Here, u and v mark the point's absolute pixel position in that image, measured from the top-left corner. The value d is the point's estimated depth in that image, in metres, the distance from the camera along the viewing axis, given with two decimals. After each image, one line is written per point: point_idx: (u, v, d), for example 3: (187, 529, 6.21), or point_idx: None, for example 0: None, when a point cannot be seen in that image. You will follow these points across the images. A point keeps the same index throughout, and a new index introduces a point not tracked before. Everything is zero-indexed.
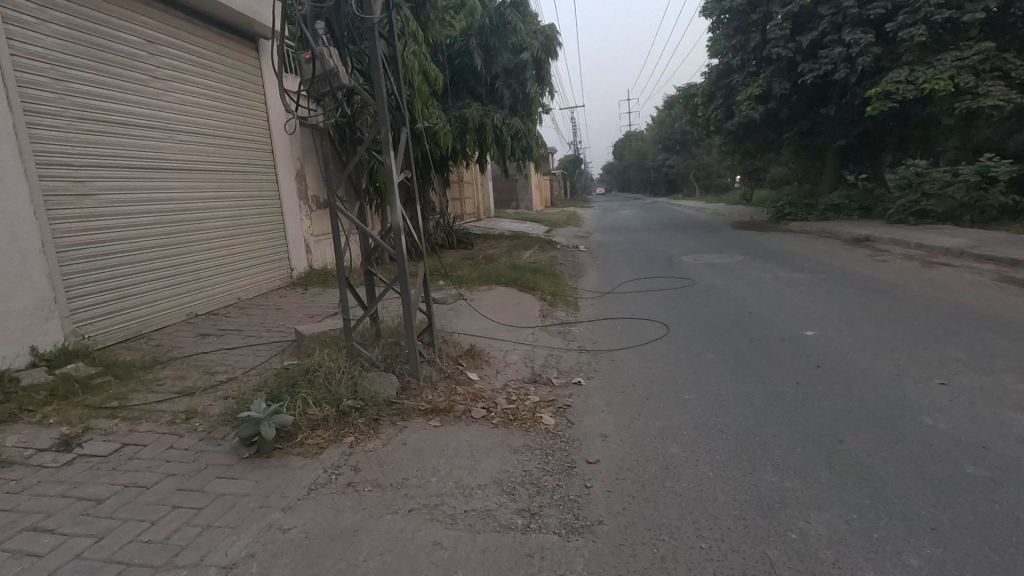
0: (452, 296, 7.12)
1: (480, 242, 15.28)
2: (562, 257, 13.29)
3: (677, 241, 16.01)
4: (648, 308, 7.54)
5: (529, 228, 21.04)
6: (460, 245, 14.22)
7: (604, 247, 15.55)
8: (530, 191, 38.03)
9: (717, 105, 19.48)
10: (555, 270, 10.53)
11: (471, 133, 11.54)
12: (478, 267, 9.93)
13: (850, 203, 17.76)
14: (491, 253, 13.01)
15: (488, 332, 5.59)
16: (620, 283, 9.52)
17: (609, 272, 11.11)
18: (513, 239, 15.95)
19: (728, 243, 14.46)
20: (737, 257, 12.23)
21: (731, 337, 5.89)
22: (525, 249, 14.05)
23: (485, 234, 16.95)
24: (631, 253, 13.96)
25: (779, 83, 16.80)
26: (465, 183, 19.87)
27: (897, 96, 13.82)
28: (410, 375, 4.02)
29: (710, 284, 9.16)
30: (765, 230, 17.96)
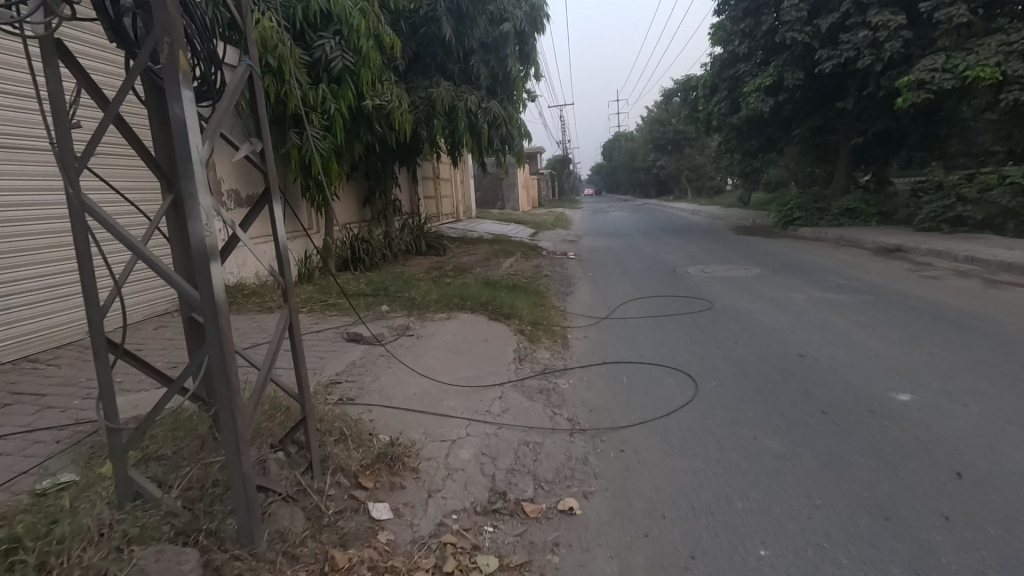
0: (393, 331, 5.15)
1: (454, 248, 13.26)
2: (547, 267, 11.33)
3: (678, 249, 14.15)
4: (660, 347, 5.60)
5: (513, 230, 19.08)
6: (430, 251, 12.24)
7: (596, 255, 13.65)
8: (517, 190, 36.11)
9: (721, 97, 17.70)
10: (539, 287, 8.55)
11: (439, 117, 9.57)
12: (442, 282, 7.95)
13: (867, 206, 16.05)
14: (465, 261, 11.02)
15: (430, 402, 3.63)
16: (619, 306, 7.58)
17: (604, 287, 9.16)
18: (493, 245, 13.94)
19: (738, 253, 12.59)
20: (754, 270, 10.35)
21: (792, 406, 3.98)
22: (505, 257, 12.06)
23: (461, 237, 14.90)
24: (626, 263, 12.03)
25: (792, 73, 15.06)
26: (440, 180, 17.80)
27: (932, 85, 12.09)
28: (237, 545, 2.05)
29: (732, 308, 7.28)
30: (773, 236, 16.22)
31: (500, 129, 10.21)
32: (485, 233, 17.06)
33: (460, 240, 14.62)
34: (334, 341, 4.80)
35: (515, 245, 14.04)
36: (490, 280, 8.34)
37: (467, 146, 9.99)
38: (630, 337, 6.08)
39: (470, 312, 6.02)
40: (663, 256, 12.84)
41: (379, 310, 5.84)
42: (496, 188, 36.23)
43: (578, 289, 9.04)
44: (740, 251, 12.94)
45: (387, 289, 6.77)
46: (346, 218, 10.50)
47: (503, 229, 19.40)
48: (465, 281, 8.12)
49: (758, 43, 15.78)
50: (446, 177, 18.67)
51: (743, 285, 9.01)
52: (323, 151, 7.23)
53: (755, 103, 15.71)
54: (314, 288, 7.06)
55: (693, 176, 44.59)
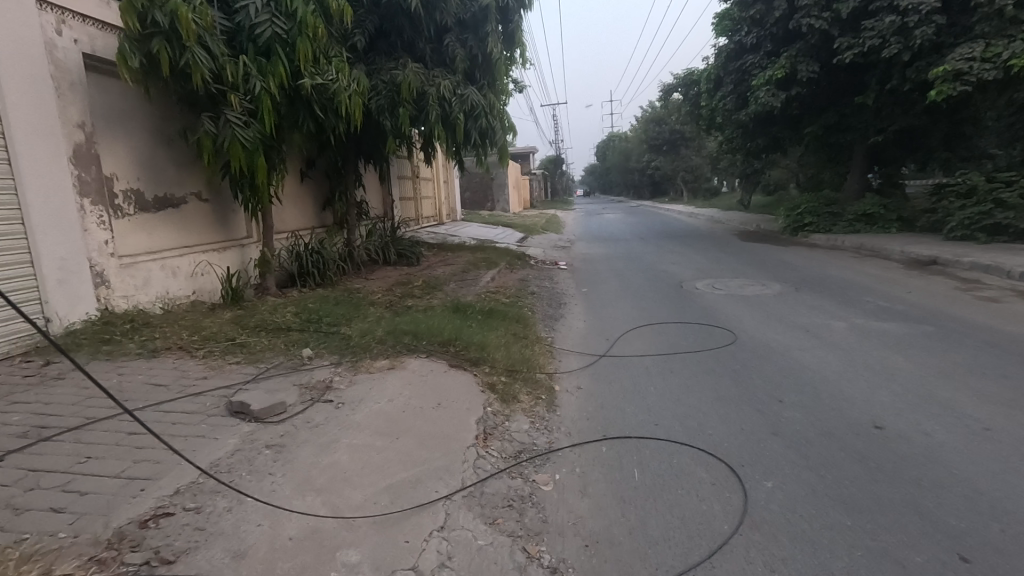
0: (306, 394, 3.62)
1: (428, 257, 11.76)
2: (532, 281, 9.84)
3: (682, 258, 12.71)
4: (679, 410, 4.11)
5: (499, 235, 17.57)
6: (400, 260, 10.72)
7: (590, 264, 12.19)
8: (507, 191, 34.67)
9: (726, 92, 16.30)
10: (521, 310, 7.05)
11: (406, 104, 8.05)
12: (399, 306, 6.45)
13: (885, 211, 14.70)
14: (436, 274, 9.53)
15: (316, 559, 2.16)
16: (619, 339, 6.10)
17: (600, 309, 7.68)
18: (473, 253, 12.45)
19: (750, 265, 11.17)
20: (775, 286, 8.90)
21: (903, 540, 2.51)
22: (486, 267, 10.56)
23: (439, 244, 13.37)
24: (624, 275, 10.58)
25: (807, 64, 13.69)
26: (419, 179, 16.23)
27: (970, 76, 10.74)
28: None
29: (762, 343, 5.79)
30: (783, 244, 14.85)
31: (479, 123, 8.70)
32: (468, 238, 15.54)
33: (437, 247, 13.11)
34: (211, 414, 3.27)
35: (499, 252, 12.54)
36: (459, 301, 6.85)
37: (440, 141, 8.47)
38: (637, 390, 4.57)
39: (425, 355, 4.50)
40: (665, 267, 11.42)
41: (299, 354, 4.32)
42: (486, 187, 34.78)
43: (569, 311, 7.53)
44: (751, 262, 11.53)
45: (322, 318, 5.26)
46: (296, 223, 8.97)
47: (488, 233, 17.87)
48: (428, 305, 6.63)
49: (769, 31, 14.41)
50: (426, 176, 17.12)
51: (764, 306, 7.57)
52: (246, 143, 5.62)
53: (765, 98, 14.32)
54: (233, 317, 5.54)
55: (689, 177, 43.32)
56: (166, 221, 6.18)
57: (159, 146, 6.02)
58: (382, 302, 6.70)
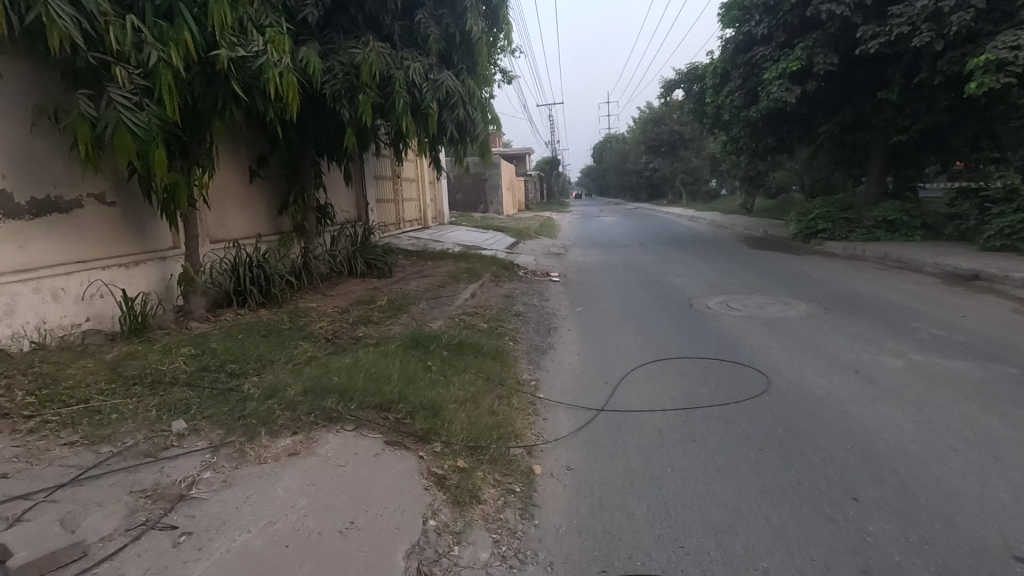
0: (137, 515, 2.31)
1: (403, 268, 10.43)
2: (518, 296, 8.54)
3: (688, 269, 11.46)
4: (713, 517, 2.82)
5: (488, 241, 16.29)
6: (368, 273, 9.41)
7: (586, 276, 10.92)
8: (500, 192, 33.40)
9: (734, 87, 15.09)
10: (500, 341, 5.74)
11: (367, 89, 6.74)
12: (344, 338, 5.14)
13: (907, 217, 13.48)
14: (406, 289, 8.25)
15: None
16: (622, 385, 4.80)
17: (597, 336, 6.39)
18: (455, 263, 11.15)
19: (766, 279, 9.91)
20: (800, 306, 7.63)
21: None
22: (465, 280, 9.25)
23: (418, 252, 12.07)
24: (624, 289, 9.29)
25: (825, 56, 12.49)
26: (400, 180, 14.92)
27: (1016, 66, 9.56)
28: None
29: (804, 392, 4.51)
30: (796, 253, 13.62)
31: (455, 115, 7.40)
32: (452, 244, 14.24)
33: (415, 255, 11.80)
34: None
35: (484, 262, 11.25)
36: (423, 331, 5.54)
37: (409, 135, 7.17)
38: (649, 474, 3.28)
39: (350, 427, 3.19)
40: (669, 279, 10.17)
41: (166, 429, 3.01)
42: (479, 189, 33.50)
43: (560, 338, 6.24)
44: (766, 275, 10.27)
45: (227, 363, 3.95)
46: (241, 230, 7.66)
47: (476, 238, 16.57)
48: (382, 335, 5.33)
49: (783, 20, 13.21)
50: (408, 176, 15.81)
51: (792, 335, 6.31)
52: (138, 129, 4.30)
53: (778, 92, 13.09)
54: (117, 356, 4.25)
55: (688, 180, 42.11)
56: (48, 230, 4.87)
57: (34, 135, 4.71)
58: (322, 331, 5.37)
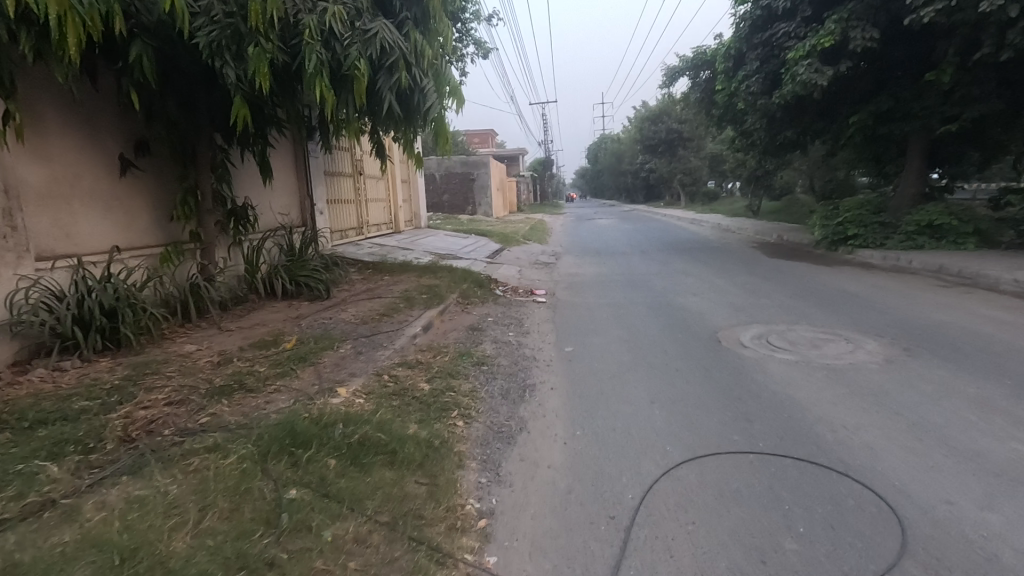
0: None
1: (348, 286, 8.31)
2: (487, 327, 6.43)
3: (702, 285, 9.40)
4: None
5: (467, 248, 14.16)
6: (293, 296, 7.30)
7: (579, 295, 8.81)
8: (489, 192, 31.34)
9: (749, 71, 13.06)
10: (438, 424, 3.63)
11: (261, 39, 4.62)
12: (162, 436, 3.03)
13: (957, 221, 11.46)
14: (335, 319, 6.13)
15: None
16: (640, 526, 2.71)
17: (592, 401, 4.29)
18: (416, 278, 9.05)
19: (803, 301, 7.87)
20: (869, 345, 5.59)
21: None
22: (421, 304, 7.13)
23: (376, 263, 9.96)
24: (629, 316, 7.19)
25: (863, 29, 10.50)
26: (362, 177, 12.76)
27: None
28: None
29: (981, 559, 2.40)
30: (827, 264, 11.61)
31: (394, 80, 5.30)
32: (422, 253, 12.15)
33: (370, 268, 9.70)
34: None
35: (453, 277, 9.12)
36: (311, 411, 3.44)
37: (328, 106, 5.08)
38: None
39: None
40: (683, 300, 8.12)
41: None
42: (466, 189, 31.43)
43: (538, 408, 4.14)
44: (805, 296, 8.19)
45: None
46: (106, 243, 5.57)
47: (454, 244, 14.45)
48: (238, 423, 3.22)
49: None
50: (373, 174, 13.68)
51: (881, 399, 4.25)
52: None
53: (806, 73, 11.06)
54: None
55: (686, 180, 40.22)
56: None
57: None
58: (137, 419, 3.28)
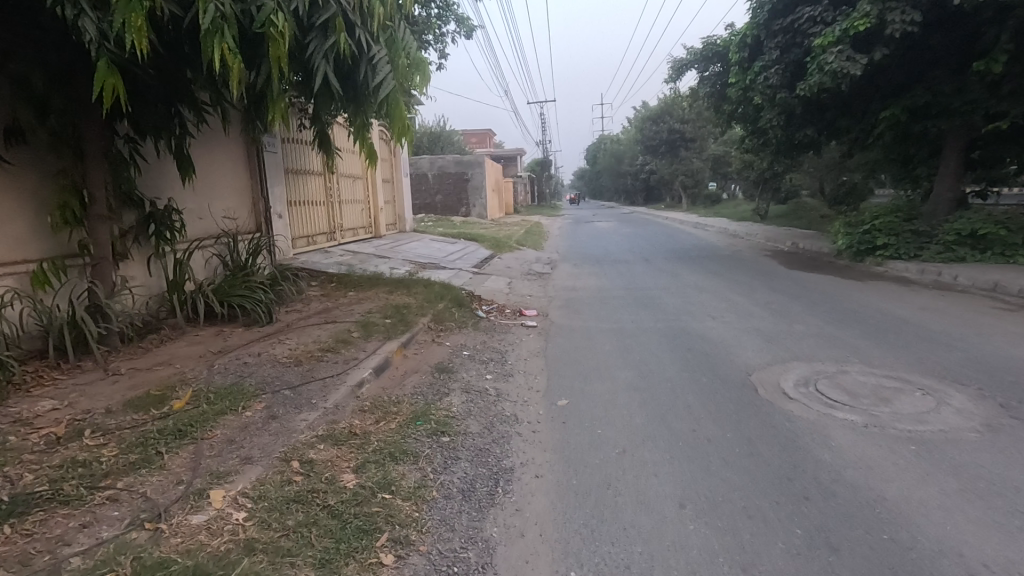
0: None
1: (300, 308, 6.94)
2: (459, 366, 5.08)
3: (720, 304, 8.07)
4: None
5: (454, 255, 12.81)
6: (223, 322, 5.93)
7: (575, 317, 7.47)
8: (483, 193, 29.98)
9: (768, 61, 11.74)
10: (349, 572, 2.27)
11: None
12: None
13: (1004, 230, 10.15)
14: (262, 359, 4.76)
15: None
16: None
17: (594, 505, 2.94)
18: (384, 296, 7.68)
19: (847, 328, 6.53)
20: (956, 401, 4.28)
21: None
22: (381, 332, 5.76)
23: (341, 275, 8.60)
24: (637, 348, 5.86)
25: (903, 11, 9.19)
26: (334, 175, 11.39)
27: None
28: None
29: None
30: (855, 279, 10.30)
31: (330, 45, 3.93)
32: (400, 261, 10.80)
33: (333, 283, 8.32)
34: None
35: (429, 293, 7.78)
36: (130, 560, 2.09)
37: (234, 76, 3.69)
38: None
39: None
40: (700, 326, 6.80)
41: None
42: (459, 189, 30.07)
43: (514, 521, 2.79)
44: (846, 321, 6.87)
45: None
46: None
47: (439, 251, 13.09)
48: None
49: None
50: (349, 172, 12.32)
51: (1014, 503, 2.92)
52: None
53: (836, 62, 9.73)
54: None
55: (688, 182, 38.95)
56: None
57: None
58: None
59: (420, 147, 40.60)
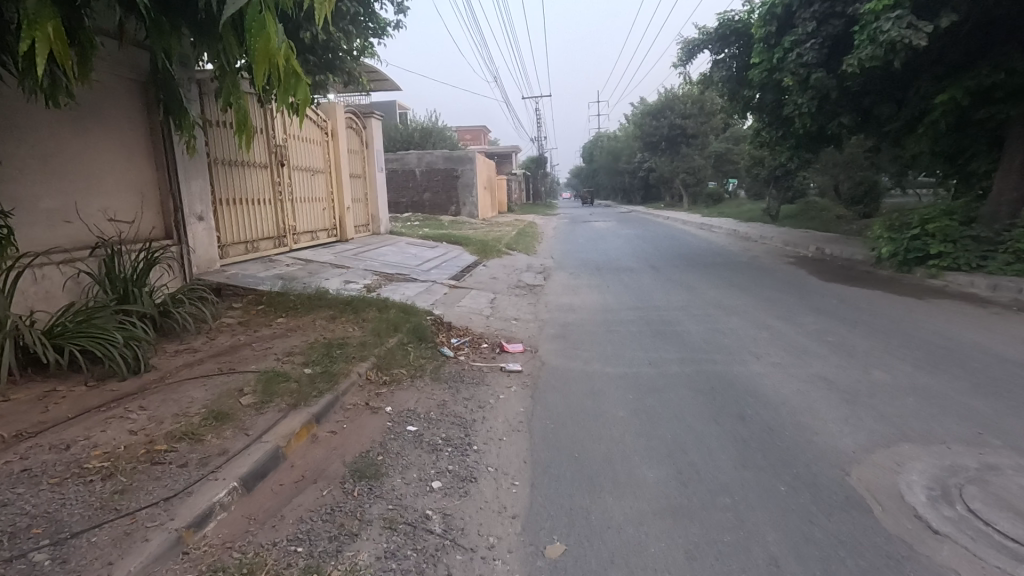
0: None
1: (197, 347, 5.05)
2: (392, 463, 3.23)
3: (759, 335, 6.25)
4: None
5: (432, 262, 10.96)
6: (61, 374, 4.07)
7: (575, 354, 5.64)
8: (475, 191, 28.11)
9: (800, 35, 9.92)
10: None
11: None
12: None
13: None
14: (63, 458, 2.91)
15: None
16: None
17: None
18: (321, 327, 5.80)
19: (950, 379, 4.70)
20: None
21: None
22: (287, 395, 3.88)
23: (274, 293, 6.72)
24: (664, 416, 4.03)
25: None
26: (285, 168, 9.51)
27: None
28: None
29: None
30: (912, 295, 8.50)
31: None
32: (362, 271, 8.94)
33: (262, 307, 6.43)
34: None
35: (382, 321, 5.93)
36: None
37: None
38: None
39: None
40: (743, 374, 4.97)
41: None
42: (449, 187, 28.18)
43: None
44: (940, 364, 5.05)
45: None
46: None
47: (414, 257, 11.23)
48: None
49: None
50: (306, 166, 10.43)
51: None
52: None
53: (895, 30, 7.88)
54: None
55: (690, 180, 37.21)
56: None
57: None
58: None
59: (410, 142, 38.71)
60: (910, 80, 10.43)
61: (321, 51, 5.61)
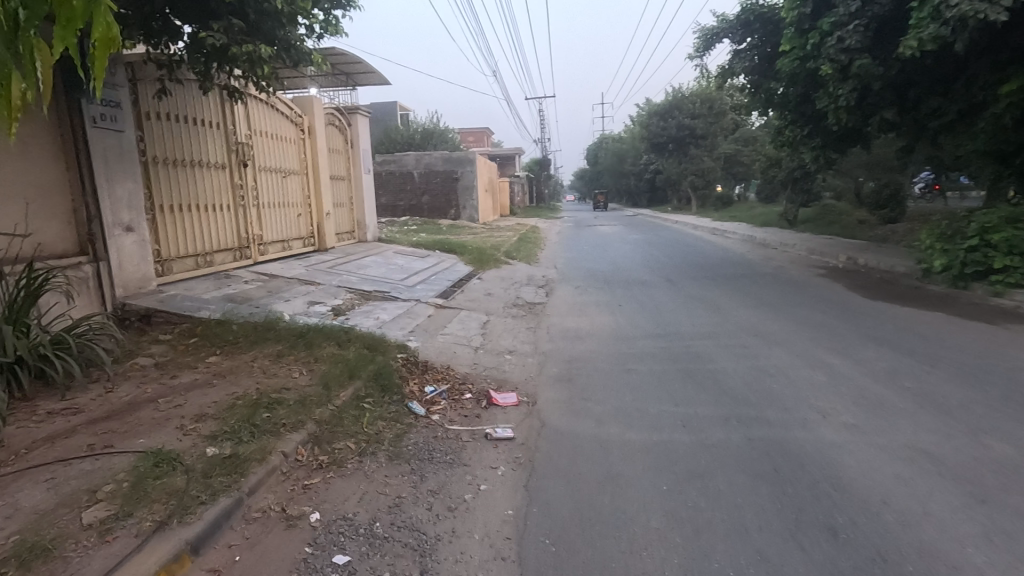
0: None
1: (84, 405, 3.81)
2: None
3: (816, 379, 4.95)
4: None
5: (419, 274, 9.71)
6: None
7: (583, 407, 4.36)
8: (475, 193, 26.93)
9: (842, 16, 8.65)
10: None
11: None
12: None
13: None
14: None
15: None
16: None
17: None
18: (259, 372, 4.52)
19: None
20: None
21: None
22: (162, 503, 2.61)
23: (213, 320, 5.47)
24: (719, 531, 2.74)
25: None
26: (249, 169, 8.28)
27: None
28: None
29: None
30: (981, 318, 7.18)
31: None
32: (334, 289, 7.69)
33: (194, 340, 5.17)
34: None
35: (339, 362, 4.68)
36: None
37: None
38: None
39: None
40: (812, 445, 3.69)
41: None
42: (448, 190, 27.03)
43: None
44: None
45: None
46: None
47: (400, 269, 9.97)
48: None
49: None
50: (276, 167, 9.19)
51: None
52: None
53: (966, 3, 6.59)
54: None
55: (698, 182, 36.01)
56: None
57: None
58: None
59: (410, 144, 37.60)
60: (966, 68, 9.11)
61: (255, 16, 4.48)
